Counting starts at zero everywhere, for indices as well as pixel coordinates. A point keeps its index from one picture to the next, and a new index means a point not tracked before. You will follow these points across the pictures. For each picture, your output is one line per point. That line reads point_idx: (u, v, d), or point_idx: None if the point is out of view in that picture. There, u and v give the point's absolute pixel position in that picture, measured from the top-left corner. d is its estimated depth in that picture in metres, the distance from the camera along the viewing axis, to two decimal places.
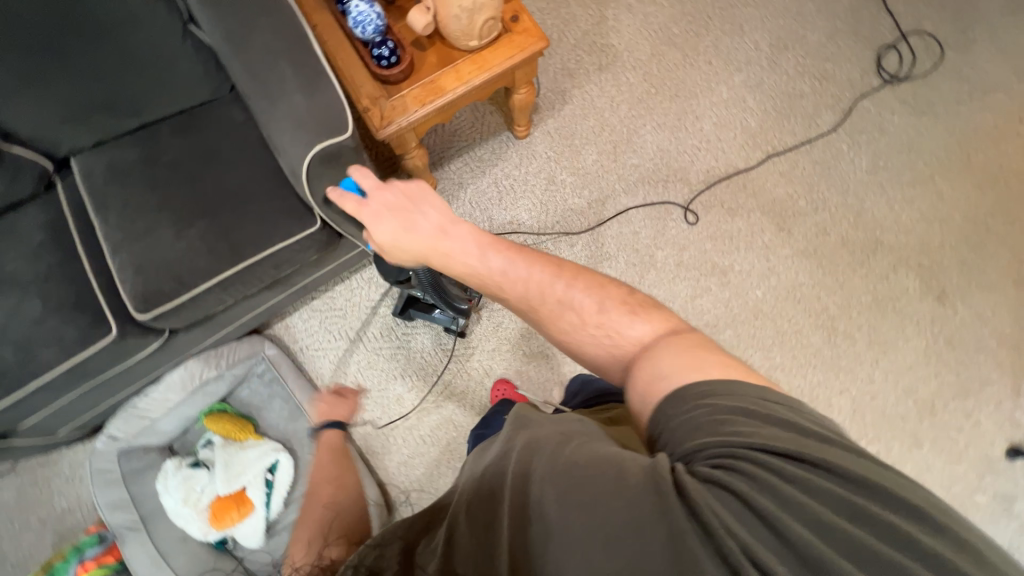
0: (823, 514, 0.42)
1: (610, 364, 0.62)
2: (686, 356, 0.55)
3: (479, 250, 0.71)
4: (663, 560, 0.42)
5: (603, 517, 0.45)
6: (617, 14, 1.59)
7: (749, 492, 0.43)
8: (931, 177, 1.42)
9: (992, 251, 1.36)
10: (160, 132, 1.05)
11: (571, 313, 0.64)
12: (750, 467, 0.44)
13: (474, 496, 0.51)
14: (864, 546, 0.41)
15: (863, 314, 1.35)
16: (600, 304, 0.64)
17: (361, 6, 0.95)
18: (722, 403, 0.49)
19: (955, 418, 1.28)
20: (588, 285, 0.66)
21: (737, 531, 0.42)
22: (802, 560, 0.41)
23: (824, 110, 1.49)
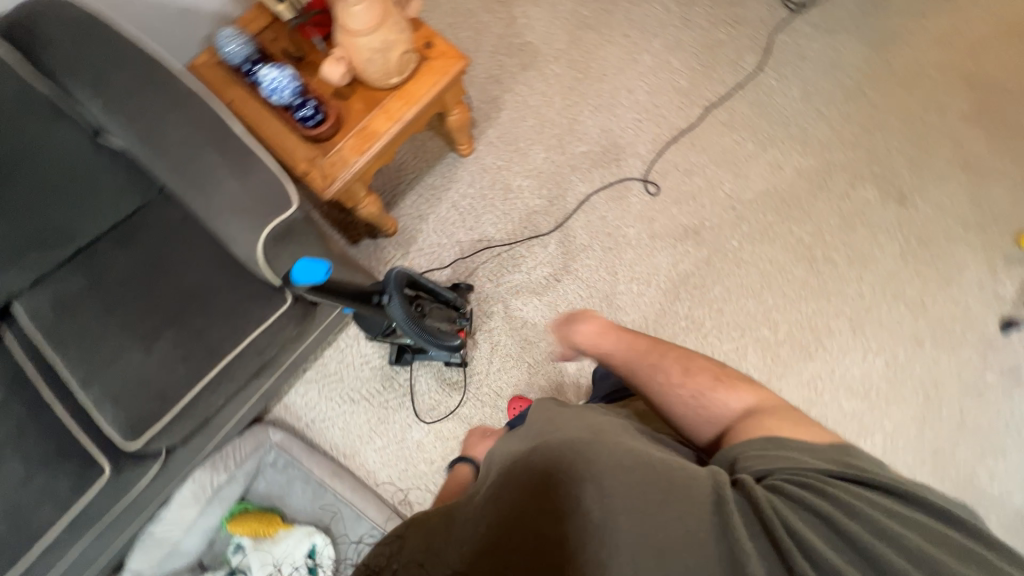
0: (865, 511, 0.55)
1: (699, 420, 0.76)
2: (781, 422, 0.68)
3: (607, 333, 0.88)
4: (702, 547, 0.52)
5: (650, 523, 0.54)
6: (525, 11, 1.60)
7: (806, 497, 0.56)
8: (861, 89, 1.46)
9: (934, 144, 1.41)
10: (99, 252, 1.00)
11: (661, 376, 0.80)
12: (818, 486, 0.58)
13: (497, 489, 0.61)
14: (900, 544, 0.53)
15: (836, 235, 1.38)
16: (686, 369, 0.80)
17: (272, 73, 0.93)
18: (791, 445, 0.64)
19: (946, 309, 1.32)
20: (680, 357, 0.82)
21: (794, 522, 0.54)
22: (847, 543, 0.53)
23: (745, 53, 1.52)
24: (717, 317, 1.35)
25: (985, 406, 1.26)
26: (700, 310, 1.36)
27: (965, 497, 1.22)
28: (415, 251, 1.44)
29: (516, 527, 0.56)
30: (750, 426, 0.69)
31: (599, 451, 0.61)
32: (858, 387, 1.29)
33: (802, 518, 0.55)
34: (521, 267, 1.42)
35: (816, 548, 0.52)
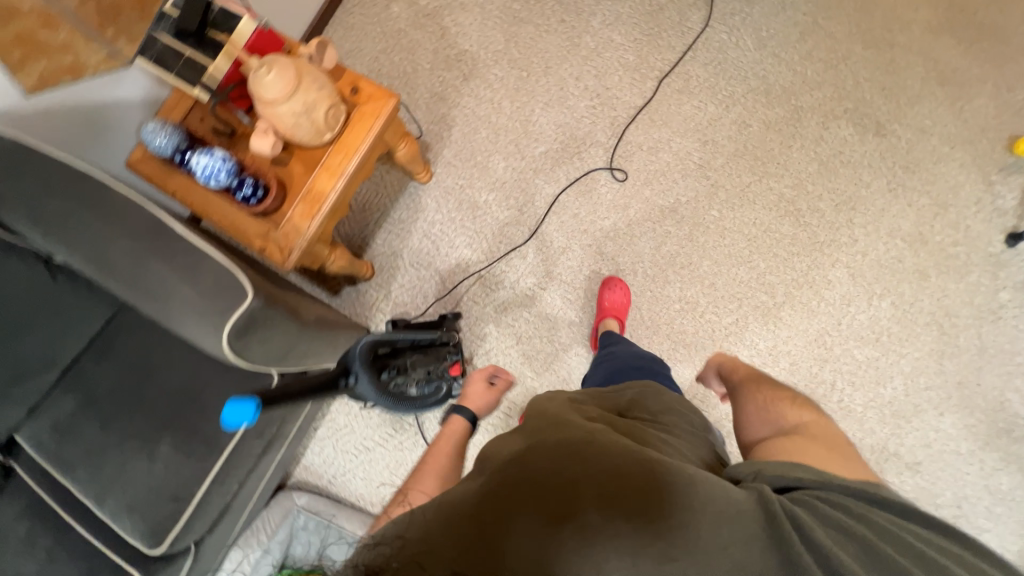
0: (873, 521, 0.57)
1: (754, 425, 0.85)
2: (808, 451, 0.70)
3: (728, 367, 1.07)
4: (709, 542, 0.55)
5: (666, 527, 0.56)
6: (455, 18, 1.54)
7: (817, 504, 0.58)
8: (817, 22, 1.38)
9: (905, 64, 1.33)
10: (83, 369, 1.00)
11: (744, 392, 0.93)
12: (833, 498, 0.60)
13: (509, 488, 0.59)
14: (907, 553, 0.55)
15: (818, 183, 1.32)
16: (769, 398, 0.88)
17: (202, 159, 0.90)
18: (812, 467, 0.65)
19: (946, 235, 1.26)
20: (772, 388, 0.91)
21: (804, 520, 0.56)
22: (856, 546, 0.55)
23: (689, 11, 1.44)
24: (711, 292, 1.31)
25: (1004, 328, 1.21)
26: (692, 289, 1.32)
27: (997, 424, 1.19)
28: (396, 289, 1.43)
29: (530, 529, 0.55)
30: (778, 448, 0.73)
31: (599, 446, 0.63)
32: (868, 334, 1.25)
33: (819, 525, 0.56)
34: (504, 283, 1.39)
35: (822, 544, 0.54)
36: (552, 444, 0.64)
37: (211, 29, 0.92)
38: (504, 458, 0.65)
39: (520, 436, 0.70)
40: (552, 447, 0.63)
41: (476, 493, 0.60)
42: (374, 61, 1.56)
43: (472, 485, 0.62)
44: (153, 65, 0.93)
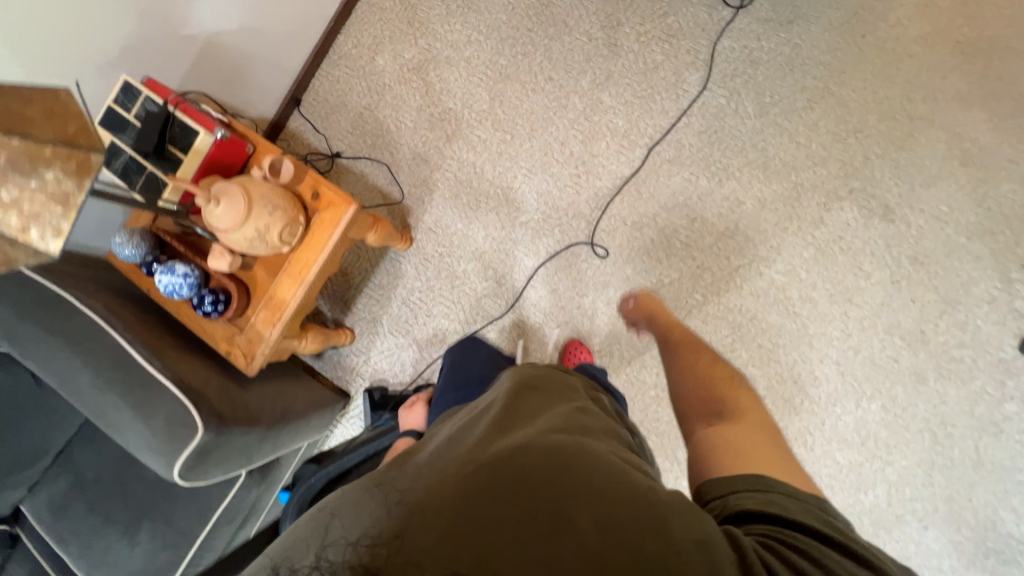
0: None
1: (689, 384, 0.85)
2: (755, 450, 0.67)
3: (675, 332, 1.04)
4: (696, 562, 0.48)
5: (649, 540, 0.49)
6: (439, 73, 1.48)
7: (784, 551, 0.51)
8: (828, 89, 1.25)
9: (924, 140, 1.20)
10: (74, 452, 1.09)
11: (697, 359, 0.91)
12: (798, 543, 0.52)
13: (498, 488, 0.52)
14: None
15: (813, 270, 1.23)
16: (709, 368, 0.87)
17: (164, 277, 0.93)
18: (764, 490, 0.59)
19: (951, 336, 1.16)
20: (713, 359, 0.90)
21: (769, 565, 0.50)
22: None
23: (686, 71, 1.33)
24: None
25: (1006, 443, 1.12)
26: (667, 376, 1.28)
27: (985, 544, 1.12)
28: (375, 355, 1.45)
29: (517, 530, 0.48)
30: (723, 446, 0.68)
31: (590, 456, 0.57)
32: (852, 438, 1.18)
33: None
34: None
35: None
36: (545, 442, 0.58)
37: (170, 146, 0.93)
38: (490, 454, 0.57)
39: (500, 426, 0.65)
40: (536, 444, 0.58)
41: (456, 482, 0.53)
42: (358, 117, 1.53)
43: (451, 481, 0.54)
44: (117, 176, 0.95)
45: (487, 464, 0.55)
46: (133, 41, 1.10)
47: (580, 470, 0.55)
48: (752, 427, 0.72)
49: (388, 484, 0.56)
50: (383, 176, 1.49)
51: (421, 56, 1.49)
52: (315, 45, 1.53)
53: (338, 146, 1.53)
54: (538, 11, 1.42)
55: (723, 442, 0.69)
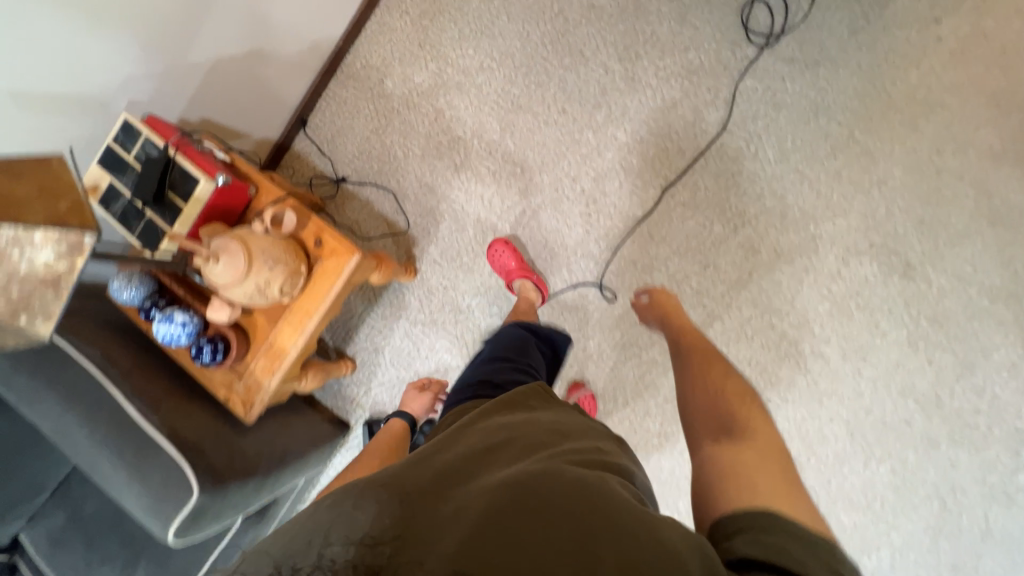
0: None
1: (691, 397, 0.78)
2: (762, 476, 0.58)
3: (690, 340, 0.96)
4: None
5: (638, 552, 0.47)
6: (450, 99, 1.44)
7: None
8: (853, 137, 1.20)
9: (951, 196, 1.15)
10: (71, 487, 1.08)
11: (704, 369, 0.84)
12: None
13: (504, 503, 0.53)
14: None
15: (827, 325, 1.19)
16: (715, 380, 0.80)
17: (163, 326, 0.91)
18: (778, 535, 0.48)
19: (967, 401, 1.12)
20: (723, 370, 0.83)
21: None
22: None
23: (705, 110, 1.28)
24: None
25: (1017, 513, 1.10)
26: (672, 425, 1.26)
27: None
28: (376, 386, 1.43)
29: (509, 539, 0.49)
30: (726, 470, 0.60)
31: (597, 484, 0.56)
32: (859, 499, 1.16)
33: None
34: None
35: None
36: (553, 467, 0.58)
37: (170, 192, 0.90)
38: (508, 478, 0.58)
39: (511, 447, 0.65)
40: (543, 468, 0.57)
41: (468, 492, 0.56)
42: (365, 142, 1.49)
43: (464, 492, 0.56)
44: (117, 221, 0.92)
45: (494, 484, 0.56)
46: (138, 74, 1.07)
47: (585, 496, 0.53)
48: (760, 448, 0.64)
49: (393, 485, 0.57)
50: (388, 204, 1.46)
51: (431, 81, 1.45)
52: (323, 65, 1.49)
53: (344, 170, 1.49)
54: (554, 39, 1.38)
55: (727, 465, 0.61)
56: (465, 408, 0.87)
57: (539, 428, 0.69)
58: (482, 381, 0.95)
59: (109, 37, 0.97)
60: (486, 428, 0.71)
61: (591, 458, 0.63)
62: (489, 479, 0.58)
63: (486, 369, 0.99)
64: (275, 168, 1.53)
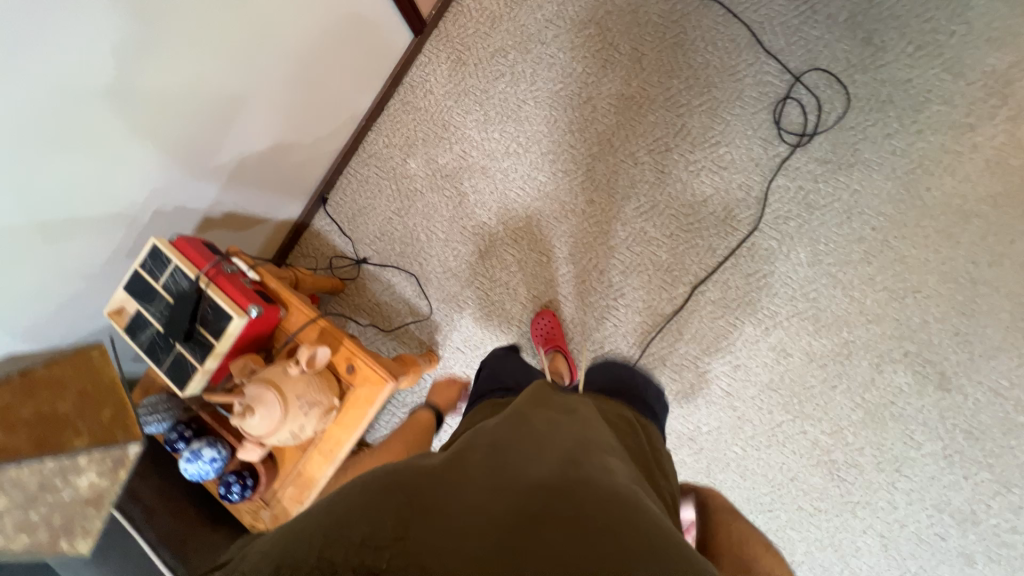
0: None
1: None
2: None
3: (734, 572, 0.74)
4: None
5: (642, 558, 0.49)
6: (474, 183, 1.41)
7: None
8: (887, 242, 1.19)
9: (987, 307, 1.14)
10: None
11: None
12: None
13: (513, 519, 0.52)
14: None
15: (861, 434, 1.17)
16: None
17: (191, 463, 0.88)
18: None
19: (1004, 519, 1.11)
20: None
21: None
22: None
23: (736, 208, 1.26)
24: None
25: None
26: None
27: None
28: None
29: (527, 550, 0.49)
30: None
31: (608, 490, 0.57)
32: None
33: None
34: None
35: None
36: (578, 476, 0.58)
37: (201, 325, 0.88)
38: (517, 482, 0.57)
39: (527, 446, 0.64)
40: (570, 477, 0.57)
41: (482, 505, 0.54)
42: (387, 222, 1.46)
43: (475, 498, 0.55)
44: (144, 351, 0.90)
45: (510, 492, 0.55)
46: (165, 183, 1.05)
47: (605, 509, 0.54)
48: None
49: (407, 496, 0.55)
50: (411, 288, 1.43)
51: (456, 164, 1.43)
52: (345, 145, 1.47)
53: (365, 251, 1.47)
54: (582, 127, 1.36)
55: None
56: (490, 406, 0.87)
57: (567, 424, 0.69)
58: (493, 389, 0.95)
59: (135, 152, 0.95)
60: (504, 422, 0.70)
61: (616, 466, 0.63)
62: (505, 484, 0.57)
63: (494, 378, 0.99)
64: (295, 248, 1.50)
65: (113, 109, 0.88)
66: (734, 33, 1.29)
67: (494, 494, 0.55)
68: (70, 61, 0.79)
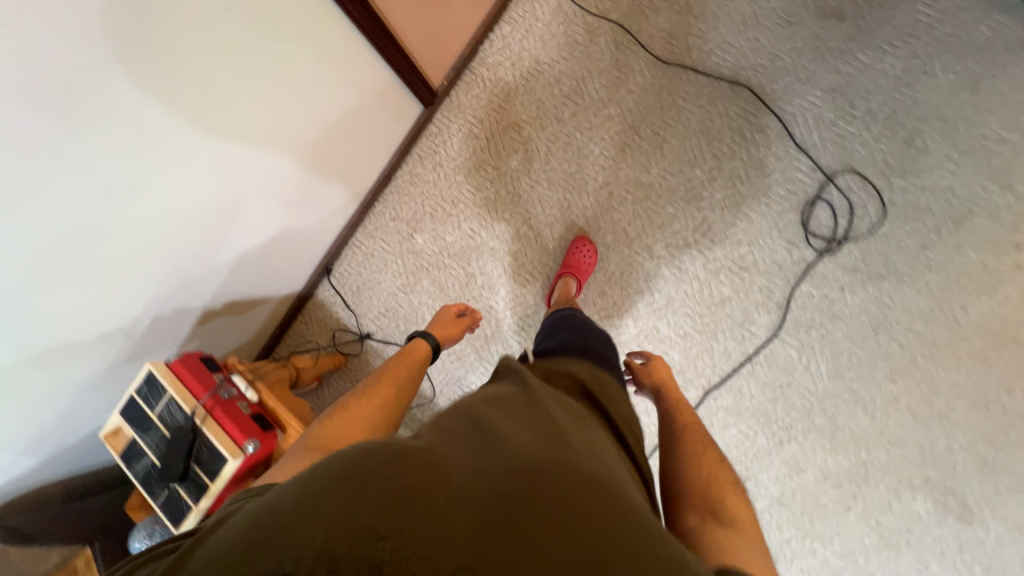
0: None
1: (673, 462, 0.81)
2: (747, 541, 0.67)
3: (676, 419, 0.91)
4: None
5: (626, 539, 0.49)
6: (482, 264, 1.36)
7: None
8: (915, 361, 1.12)
9: (1018, 439, 1.07)
10: None
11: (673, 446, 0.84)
12: None
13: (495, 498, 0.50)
14: None
15: (872, 558, 1.13)
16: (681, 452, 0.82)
17: None
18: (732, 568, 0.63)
19: None
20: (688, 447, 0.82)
21: None
22: None
23: (755, 312, 1.20)
24: None
25: None
26: None
27: None
28: None
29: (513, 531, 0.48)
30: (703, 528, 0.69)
31: (594, 473, 0.56)
32: None
33: None
34: None
35: None
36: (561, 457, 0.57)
37: (196, 463, 0.86)
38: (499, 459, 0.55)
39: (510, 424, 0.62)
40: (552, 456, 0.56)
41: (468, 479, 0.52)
42: (392, 297, 1.43)
43: (459, 474, 0.53)
44: (138, 481, 0.88)
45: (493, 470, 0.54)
46: (168, 289, 1.03)
47: (589, 489, 0.53)
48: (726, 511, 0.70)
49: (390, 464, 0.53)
50: None
51: (464, 242, 1.38)
52: (352, 217, 1.43)
53: (369, 325, 1.43)
54: (596, 213, 1.30)
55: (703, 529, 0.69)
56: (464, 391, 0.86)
57: (548, 404, 0.67)
58: None
59: (134, 271, 0.93)
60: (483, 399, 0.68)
61: (593, 446, 0.63)
62: (488, 460, 0.55)
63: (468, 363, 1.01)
64: (297, 318, 1.47)
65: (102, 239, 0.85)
66: (764, 123, 1.21)
67: (474, 474, 0.53)
68: (62, 212, 0.77)
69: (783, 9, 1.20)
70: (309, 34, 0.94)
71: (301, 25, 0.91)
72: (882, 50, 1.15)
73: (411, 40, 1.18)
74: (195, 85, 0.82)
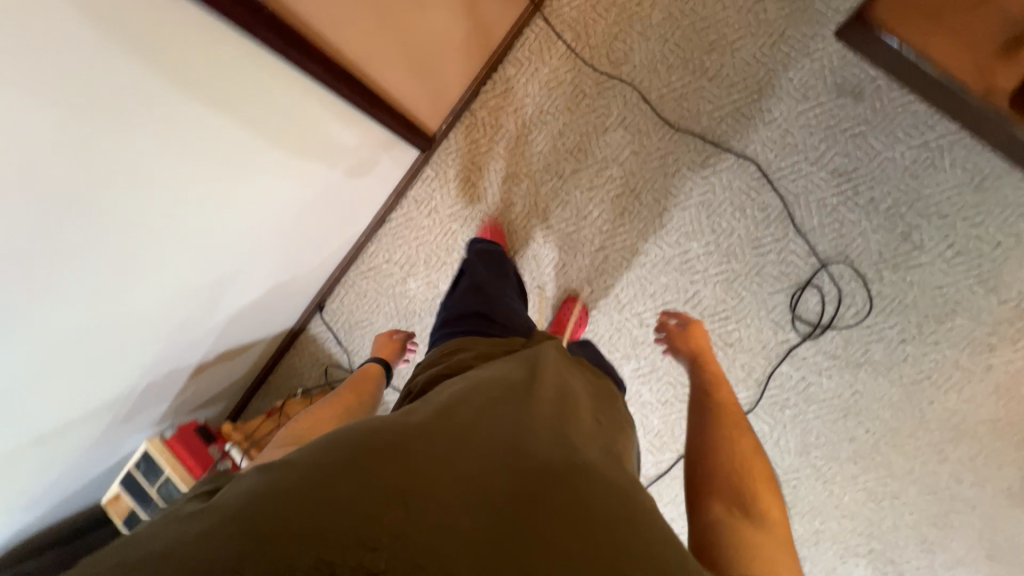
0: None
1: (702, 446, 0.78)
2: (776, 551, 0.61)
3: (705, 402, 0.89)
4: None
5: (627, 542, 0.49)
6: None
7: None
8: (877, 446, 1.19)
9: (958, 522, 1.17)
10: None
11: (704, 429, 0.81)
12: None
13: (497, 499, 0.50)
14: None
15: None
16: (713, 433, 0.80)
17: None
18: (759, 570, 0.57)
19: None
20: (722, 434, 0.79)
21: None
22: None
23: (734, 387, 1.25)
24: None
25: None
26: None
27: None
28: None
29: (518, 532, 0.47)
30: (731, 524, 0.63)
31: (597, 473, 0.56)
32: None
33: None
34: None
35: None
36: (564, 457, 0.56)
37: None
38: (499, 460, 0.54)
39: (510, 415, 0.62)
40: (557, 463, 0.55)
41: (467, 476, 0.51)
42: None
43: (461, 469, 0.52)
44: None
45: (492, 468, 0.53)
46: (172, 352, 1.06)
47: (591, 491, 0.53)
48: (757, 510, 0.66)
49: (390, 457, 0.52)
50: None
51: None
52: (345, 257, 1.42)
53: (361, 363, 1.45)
54: (591, 275, 1.30)
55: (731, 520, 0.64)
56: (483, 343, 0.91)
57: (552, 405, 0.66)
58: (480, 314, 1.01)
59: (138, 346, 0.96)
60: (486, 390, 0.68)
61: (594, 446, 0.62)
62: (487, 457, 0.54)
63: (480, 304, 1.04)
64: (291, 350, 1.49)
65: (81, 342, 0.84)
66: (766, 201, 1.19)
67: (475, 468, 0.52)
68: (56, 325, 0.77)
69: (801, 81, 1.15)
70: (295, 100, 0.88)
71: (284, 92, 0.85)
72: (895, 137, 1.12)
73: (404, 95, 1.12)
74: (178, 186, 0.79)
